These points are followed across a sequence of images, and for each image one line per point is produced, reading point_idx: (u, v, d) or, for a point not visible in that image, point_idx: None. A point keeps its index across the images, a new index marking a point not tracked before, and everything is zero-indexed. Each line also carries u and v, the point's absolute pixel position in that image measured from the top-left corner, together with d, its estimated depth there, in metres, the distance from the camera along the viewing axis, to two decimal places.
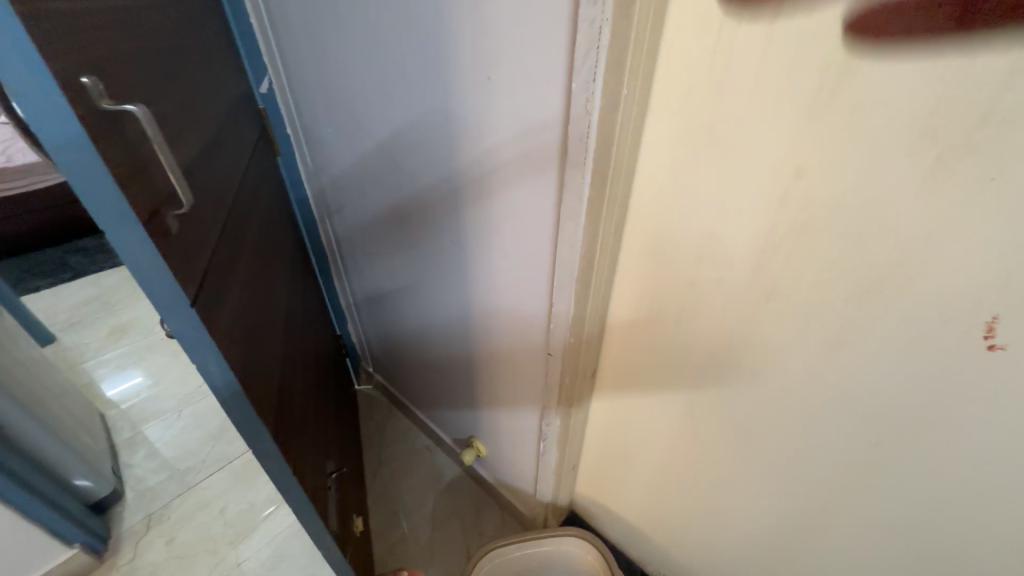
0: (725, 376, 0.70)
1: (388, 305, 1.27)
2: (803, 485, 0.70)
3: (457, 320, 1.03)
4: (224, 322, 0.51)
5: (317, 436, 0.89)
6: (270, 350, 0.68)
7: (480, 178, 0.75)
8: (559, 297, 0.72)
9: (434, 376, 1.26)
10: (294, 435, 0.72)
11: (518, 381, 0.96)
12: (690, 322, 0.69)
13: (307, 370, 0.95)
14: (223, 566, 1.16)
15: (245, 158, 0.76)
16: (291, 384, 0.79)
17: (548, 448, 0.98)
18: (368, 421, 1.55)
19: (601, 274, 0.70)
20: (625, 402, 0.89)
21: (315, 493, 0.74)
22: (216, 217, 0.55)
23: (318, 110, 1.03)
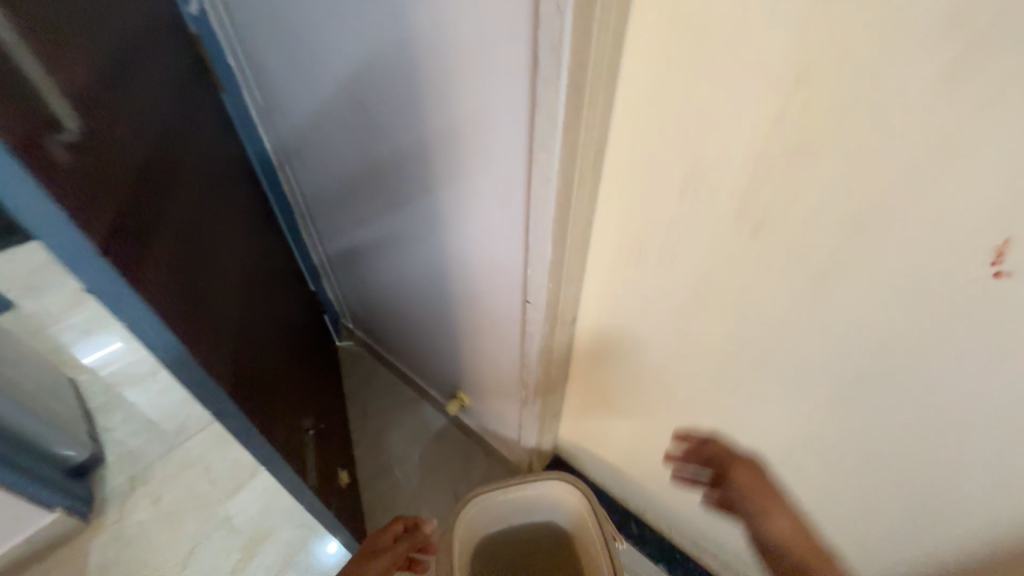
0: (708, 316, 0.68)
1: (362, 258, 1.20)
2: (785, 412, 0.71)
3: (434, 271, 0.98)
4: (153, 276, 0.45)
5: (289, 393, 0.85)
6: (221, 305, 0.62)
7: (444, 107, 0.67)
8: (535, 240, 0.67)
9: (415, 329, 1.22)
10: (261, 394, 0.68)
11: (499, 332, 0.93)
12: (675, 263, 0.66)
13: (275, 326, 0.91)
14: (212, 522, 1.17)
15: (172, 87, 0.66)
16: (254, 342, 0.74)
17: (531, 396, 0.97)
18: (350, 377, 1.53)
19: (580, 213, 0.65)
20: (607, 347, 0.87)
21: (289, 451, 0.72)
22: (125, 152, 0.47)
23: (260, 35, 0.90)
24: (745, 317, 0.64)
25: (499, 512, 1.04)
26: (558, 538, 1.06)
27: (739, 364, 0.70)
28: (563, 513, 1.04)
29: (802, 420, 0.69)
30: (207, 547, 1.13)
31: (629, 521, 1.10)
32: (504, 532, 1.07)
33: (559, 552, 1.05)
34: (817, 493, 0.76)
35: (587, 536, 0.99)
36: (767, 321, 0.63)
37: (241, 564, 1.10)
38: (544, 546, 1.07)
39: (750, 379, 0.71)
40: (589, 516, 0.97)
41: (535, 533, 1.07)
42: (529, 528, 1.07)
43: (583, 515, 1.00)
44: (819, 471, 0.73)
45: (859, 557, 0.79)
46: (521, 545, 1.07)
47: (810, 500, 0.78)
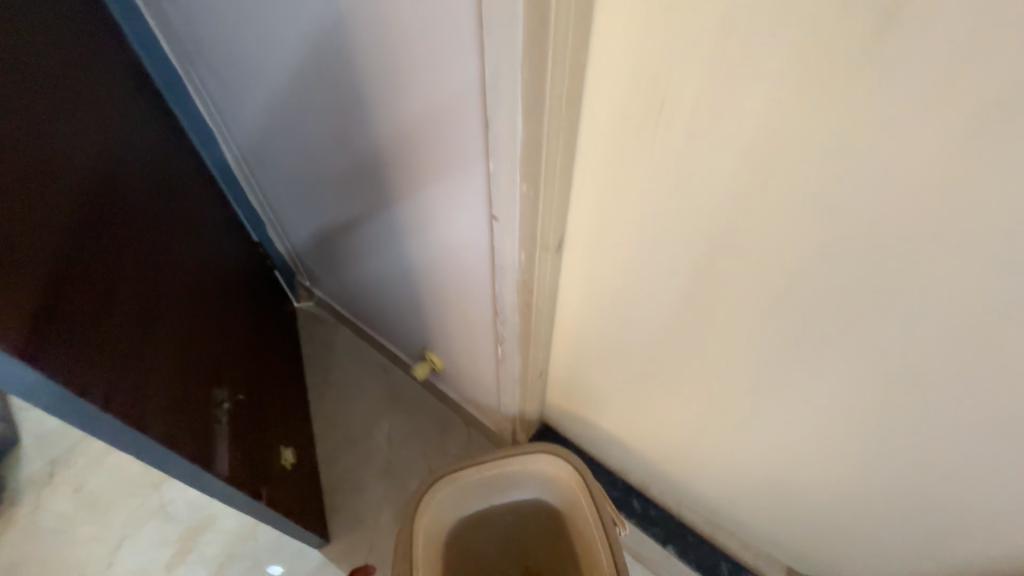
0: (745, 229, 0.48)
1: (302, 200, 0.94)
2: (845, 356, 0.53)
3: (387, 203, 0.73)
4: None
5: (181, 361, 0.66)
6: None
7: None
8: (496, 119, 0.45)
9: (378, 285, 1.00)
10: (89, 367, 0.49)
11: (471, 279, 0.70)
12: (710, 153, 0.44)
13: (163, 276, 0.69)
14: (144, 510, 1.00)
15: None
16: (92, 301, 0.53)
17: (507, 353, 0.76)
18: (311, 342, 1.34)
19: (561, 80, 0.41)
20: (605, 291, 0.68)
21: (159, 438, 0.55)
22: None
23: None
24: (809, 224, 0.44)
25: (477, 492, 0.88)
26: (546, 521, 0.90)
27: (791, 295, 0.51)
28: (552, 492, 0.88)
29: (869, 364, 0.52)
30: (137, 537, 0.98)
31: (630, 499, 0.93)
32: (483, 516, 0.91)
33: (551, 539, 0.89)
34: (867, 457, 0.61)
35: (582, 518, 0.84)
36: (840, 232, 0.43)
37: (177, 557, 0.96)
38: (534, 540, 0.90)
39: (806, 314, 0.52)
40: (584, 497, 0.82)
41: (519, 516, 0.92)
42: (513, 510, 0.91)
43: (576, 494, 0.84)
44: (880, 430, 0.57)
45: (913, 531, 0.64)
46: (506, 534, 0.91)
47: (855, 466, 0.63)
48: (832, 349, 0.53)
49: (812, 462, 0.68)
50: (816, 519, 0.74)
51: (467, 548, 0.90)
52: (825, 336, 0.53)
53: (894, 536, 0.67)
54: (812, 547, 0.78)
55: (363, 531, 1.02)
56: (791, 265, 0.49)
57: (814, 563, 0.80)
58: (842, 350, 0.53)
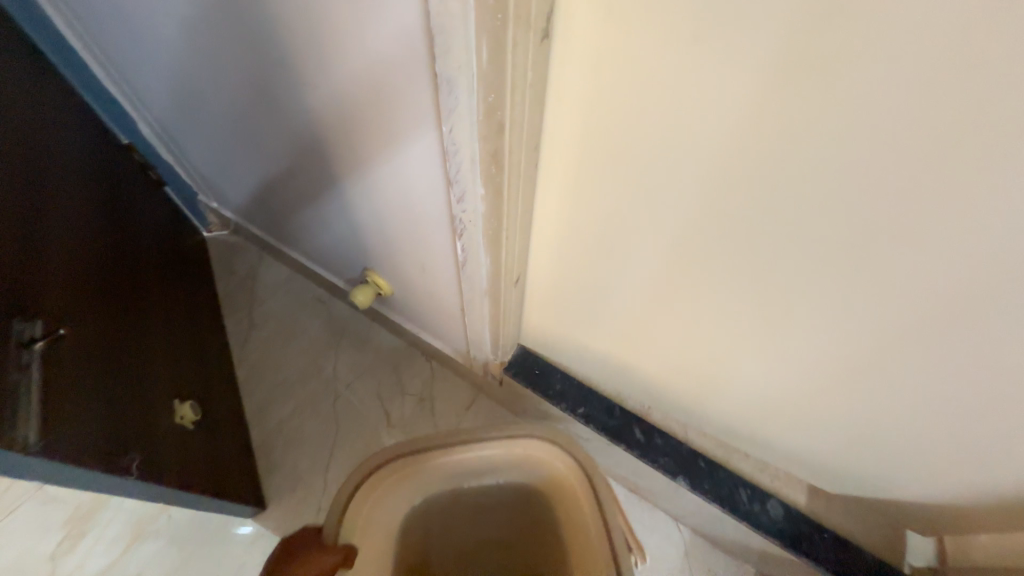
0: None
1: (169, 59, 0.64)
2: (988, 220, 0.35)
3: (286, 28, 0.46)
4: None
5: None
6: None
7: None
8: None
9: (300, 184, 0.73)
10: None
11: (407, 128, 0.46)
12: None
13: None
14: (19, 491, 0.79)
15: None
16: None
17: (467, 259, 0.53)
18: (227, 277, 1.07)
19: None
20: (608, 158, 0.45)
21: None
22: None
23: None
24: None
25: (441, 473, 0.72)
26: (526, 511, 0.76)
27: (952, 106, 0.30)
28: (541, 479, 0.73)
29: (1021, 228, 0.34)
30: (7, 528, 0.76)
31: (632, 427, 0.78)
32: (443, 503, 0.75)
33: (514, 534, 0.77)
34: (932, 369, 0.48)
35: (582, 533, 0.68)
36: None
37: (68, 543, 0.77)
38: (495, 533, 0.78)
39: (943, 150, 0.33)
40: (591, 511, 0.65)
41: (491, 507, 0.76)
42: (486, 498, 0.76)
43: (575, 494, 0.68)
44: (962, 336, 0.44)
45: (992, 455, 0.51)
46: (466, 519, 0.77)
47: (929, 368, 0.48)
48: (973, 204, 0.34)
49: (871, 376, 0.53)
50: (852, 443, 0.62)
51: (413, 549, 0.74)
52: (963, 185, 0.34)
53: (946, 462, 0.55)
54: (836, 472, 0.67)
55: (310, 491, 0.86)
56: (944, 39, 0.28)
57: (844, 485, 0.68)
58: (984, 203, 0.34)
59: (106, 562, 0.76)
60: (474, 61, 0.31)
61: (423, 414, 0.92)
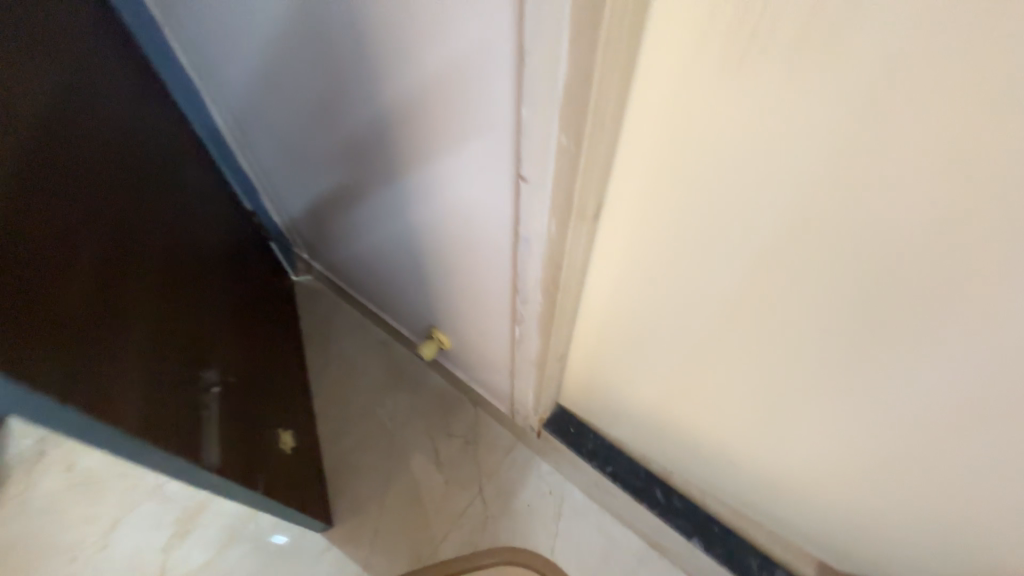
0: (825, 199, 0.39)
1: (303, 169, 0.85)
2: (934, 356, 0.45)
3: (400, 177, 0.64)
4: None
5: (166, 343, 0.58)
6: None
7: None
8: (535, 85, 0.36)
9: (385, 263, 0.91)
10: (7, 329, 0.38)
11: (484, 257, 0.61)
12: (790, 128, 0.36)
13: (148, 247, 0.61)
14: (140, 490, 0.97)
15: None
16: (4, 230, 0.40)
17: (526, 333, 0.67)
18: (309, 318, 1.26)
19: (614, 54, 0.34)
20: (639, 275, 0.59)
21: (131, 427, 0.47)
22: None
23: None
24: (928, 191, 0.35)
25: None
26: None
27: (893, 283, 0.41)
28: None
29: (960, 367, 0.44)
30: (132, 519, 0.94)
31: (653, 488, 0.89)
32: None
33: None
34: (920, 470, 0.56)
35: None
36: (970, 202, 0.34)
37: (177, 539, 0.93)
38: None
39: (893, 308, 0.43)
40: None
41: None
42: None
43: None
44: (937, 446, 0.52)
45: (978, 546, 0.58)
46: None
47: (919, 467, 0.56)
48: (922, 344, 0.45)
49: (869, 470, 0.60)
50: (857, 525, 0.68)
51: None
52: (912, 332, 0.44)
53: (940, 549, 0.62)
54: (845, 552, 0.73)
55: (368, 516, 0.99)
56: (873, 243, 0.40)
57: (855, 566, 0.73)
58: (927, 345, 0.45)
59: (205, 557, 0.92)
60: (545, 227, 0.48)
61: (467, 455, 1.04)
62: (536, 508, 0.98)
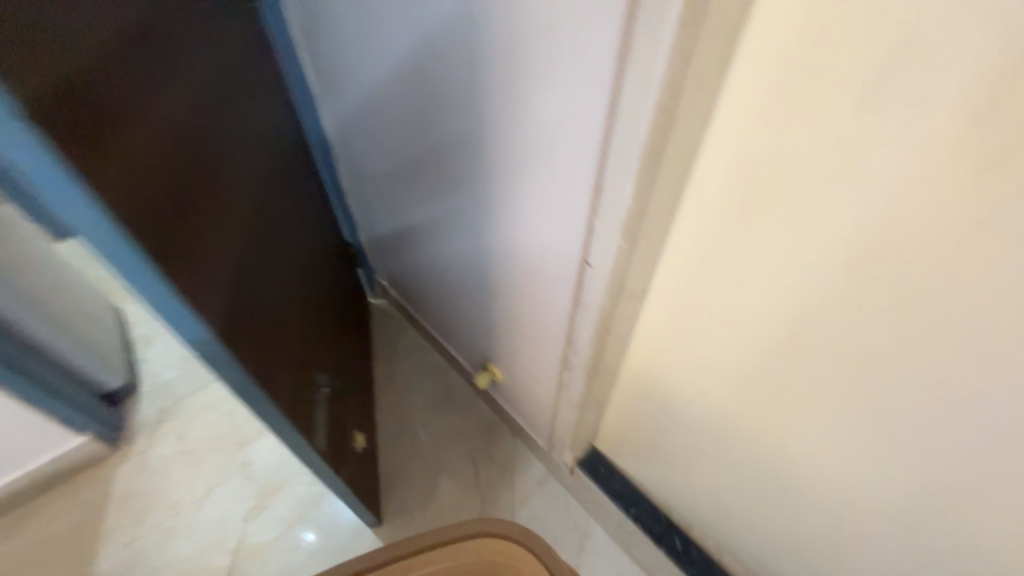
0: (824, 302, 0.51)
1: (403, 220, 1.05)
2: (923, 447, 0.53)
3: (484, 243, 0.80)
4: (44, 103, 0.32)
5: (303, 348, 0.76)
6: (191, 187, 0.48)
7: (498, 27, 0.50)
8: (608, 204, 0.51)
9: (455, 303, 1.07)
10: (247, 324, 0.57)
11: (546, 313, 0.75)
12: (799, 246, 0.49)
13: (298, 274, 0.80)
14: (230, 466, 1.15)
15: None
16: (248, 259, 0.60)
17: (573, 377, 0.80)
18: (380, 336, 1.44)
19: (665, 186, 0.49)
20: (674, 342, 0.70)
21: (286, 409, 0.63)
22: (128, 79, 0.40)
23: None
24: (900, 306, 0.46)
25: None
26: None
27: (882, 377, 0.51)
28: None
29: (947, 459, 0.52)
30: (222, 489, 1.12)
31: (673, 535, 0.98)
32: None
33: None
34: (922, 549, 0.61)
35: None
36: (932, 319, 0.45)
37: (255, 512, 1.10)
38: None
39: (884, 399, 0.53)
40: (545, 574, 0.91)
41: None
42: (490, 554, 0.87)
43: None
44: (934, 528, 0.58)
45: None
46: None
47: (921, 549, 0.61)
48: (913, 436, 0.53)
49: (876, 545, 0.66)
50: None
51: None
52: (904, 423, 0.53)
53: None
54: None
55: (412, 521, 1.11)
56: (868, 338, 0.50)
57: None
58: (916, 435, 0.53)
59: (276, 532, 1.07)
60: (601, 297, 0.61)
61: (504, 480, 1.15)
62: (561, 539, 1.06)
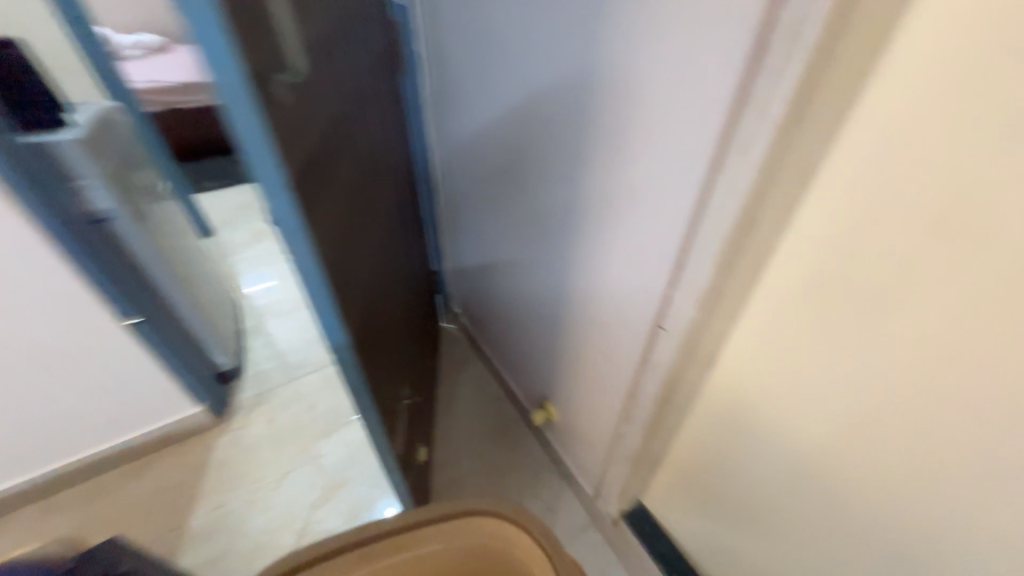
0: (893, 405, 0.51)
1: (488, 261, 1.18)
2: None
3: (561, 292, 0.90)
4: (303, 164, 0.45)
5: (399, 364, 0.88)
6: (359, 230, 0.62)
7: (607, 123, 0.62)
8: (690, 278, 0.58)
9: (524, 341, 1.16)
10: (372, 338, 0.69)
11: (612, 365, 0.81)
12: (870, 348, 0.51)
13: (403, 299, 0.94)
14: (304, 457, 1.29)
15: (360, 74, 0.68)
16: (380, 284, 0.74)
17: (631, 430, 0.83)
18: (446, 358, 1.55)
19: (743, 268, 0.56)
20: (733, 416, 0.72)
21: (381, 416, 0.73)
22: (337, 146, 0.55)
23: (463, 38, 0.87)
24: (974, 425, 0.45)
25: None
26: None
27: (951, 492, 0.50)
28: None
29: None
30: (295, 475, 1.26)
31: None
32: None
33: None
34: None
35: None
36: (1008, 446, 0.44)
37: (320, 501, 1.22)
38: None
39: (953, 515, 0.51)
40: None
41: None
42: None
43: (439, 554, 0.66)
44: None
45: None
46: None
47: None
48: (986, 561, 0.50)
49: None
50: None
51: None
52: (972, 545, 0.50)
53: None
54: None
55: None
56: (937, 451, 0.49)
57: None
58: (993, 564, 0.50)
59: (334, 524, 1.18)
60: (669, 358, 0.67)
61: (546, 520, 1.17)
62: None
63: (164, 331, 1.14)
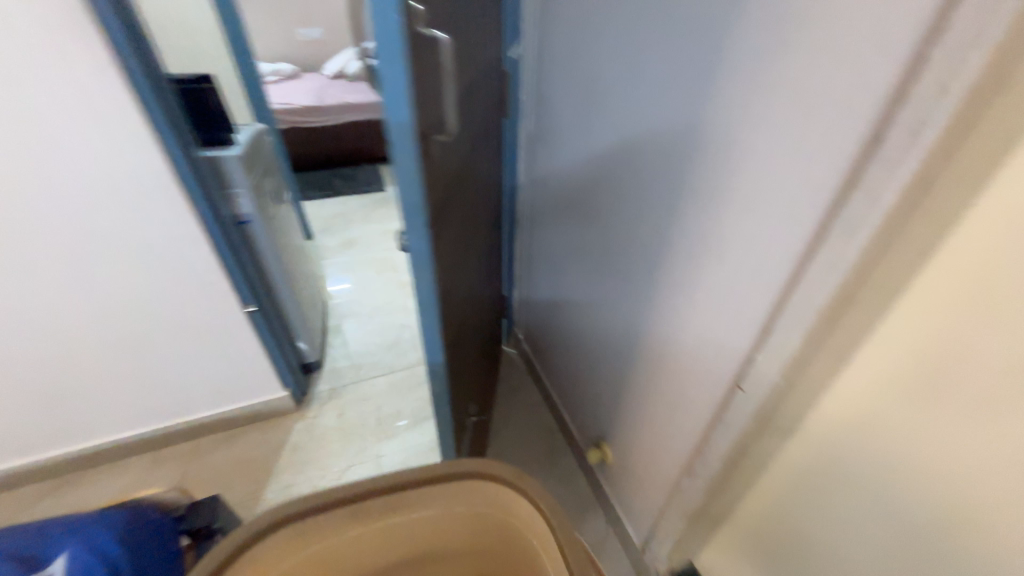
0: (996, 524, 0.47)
1: (561, 293, 1.23)
2: None
3: (633, 334, 0.92)
4: (439, 204, 0.54)
5: (473, 383, 0.95)
6: (463, 260, 0.70)
7: (704, 186, 0.66)
8: (774, 343, 0.59)
9: (587, 376, 1.19)
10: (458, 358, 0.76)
11: (681, 415, 0.82)
12: (968, 453, 0.47)
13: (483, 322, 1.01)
14: (366, 454, 1.39)
15: (480, 123, 0.78)
16: (471, 309, 0.81)
17: (691, 485, 0.82)
18: (505, 382, 1.60)
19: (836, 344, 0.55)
20: (806, 493, 0.68)
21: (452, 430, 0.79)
22: (460, 187, 0.64)
23: (567, 91, 0.96)
24: None
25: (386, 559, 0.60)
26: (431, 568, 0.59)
27: None
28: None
29: None
30: (356, 470, 1.35)
31: None
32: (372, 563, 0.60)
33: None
34: None
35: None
36: None
37: None
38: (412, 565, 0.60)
39: None
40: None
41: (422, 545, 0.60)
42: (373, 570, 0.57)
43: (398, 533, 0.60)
44: None
45: None
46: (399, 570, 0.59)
47: None
48: None
49: None
50: None
51: (319, 543, 0.57)
52: None
53: None
54: None
55: None
56: None
57: None
58: None
59: None
60: (744, 420, 0.66)
61: None
62: None
63: (271, 320, 1.31)
